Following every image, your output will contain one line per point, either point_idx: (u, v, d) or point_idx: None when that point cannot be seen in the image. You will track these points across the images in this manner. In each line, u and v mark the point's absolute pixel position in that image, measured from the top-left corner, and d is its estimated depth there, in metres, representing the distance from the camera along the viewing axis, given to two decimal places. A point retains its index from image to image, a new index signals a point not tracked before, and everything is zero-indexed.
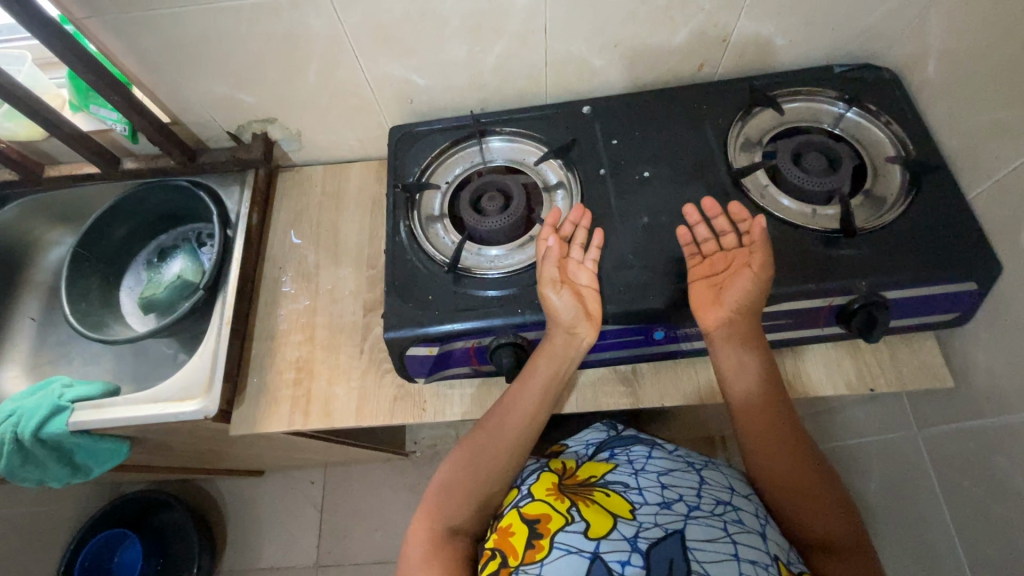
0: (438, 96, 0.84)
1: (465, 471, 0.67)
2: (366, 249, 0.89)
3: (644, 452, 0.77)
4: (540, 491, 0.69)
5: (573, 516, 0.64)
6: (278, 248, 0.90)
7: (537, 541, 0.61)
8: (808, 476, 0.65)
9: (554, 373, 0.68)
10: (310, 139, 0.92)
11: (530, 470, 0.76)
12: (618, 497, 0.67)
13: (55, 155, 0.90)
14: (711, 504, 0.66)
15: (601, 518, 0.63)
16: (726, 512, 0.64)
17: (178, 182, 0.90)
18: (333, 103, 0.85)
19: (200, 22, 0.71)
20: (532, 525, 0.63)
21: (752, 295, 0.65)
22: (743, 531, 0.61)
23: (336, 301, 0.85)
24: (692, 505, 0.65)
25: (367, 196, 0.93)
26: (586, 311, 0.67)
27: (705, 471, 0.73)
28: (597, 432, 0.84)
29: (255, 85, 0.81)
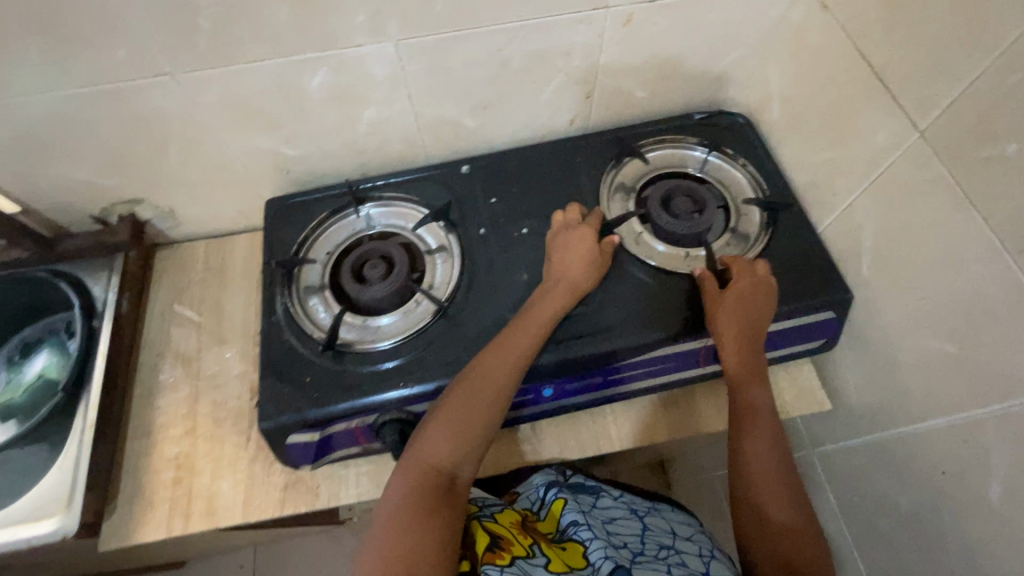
0: (315, 165, 0.82)
1: (469, 416, 0.61)
2: (251, 325, 0.85)
3: (592, 500, 0.84)
4: (502, 519, 0.72)
5: (534, 549, 0.66)
6: (155, 334, 0.85)
7: (497, 551, 0.63)
8: (772, 454, 0.65)
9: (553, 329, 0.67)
10: (186, 215, 0.88)
11: (491, 501, 0.77)
12: (573, 542, 0.71)
13: None
14: (656, 549, 0.73)
15: (558, 559, 0.66)
16: (669, 555, 0.72)
17: (36, 273, 0.83)
18: (204, 180, 0.82)
19: (35, 111, 0.67)
20: (491, 541, 0.65)
21: (751, 294, 0.68)
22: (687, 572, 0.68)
23: (220, 385, 0.80)
24: (638, 551, 0.72)
25: (253, 268, 0.90)
26: (591, 271, 0.71)
27: (647, 519, 0.82)
28: (549, 474, 0.88)
29: (110, 168, 0.77)
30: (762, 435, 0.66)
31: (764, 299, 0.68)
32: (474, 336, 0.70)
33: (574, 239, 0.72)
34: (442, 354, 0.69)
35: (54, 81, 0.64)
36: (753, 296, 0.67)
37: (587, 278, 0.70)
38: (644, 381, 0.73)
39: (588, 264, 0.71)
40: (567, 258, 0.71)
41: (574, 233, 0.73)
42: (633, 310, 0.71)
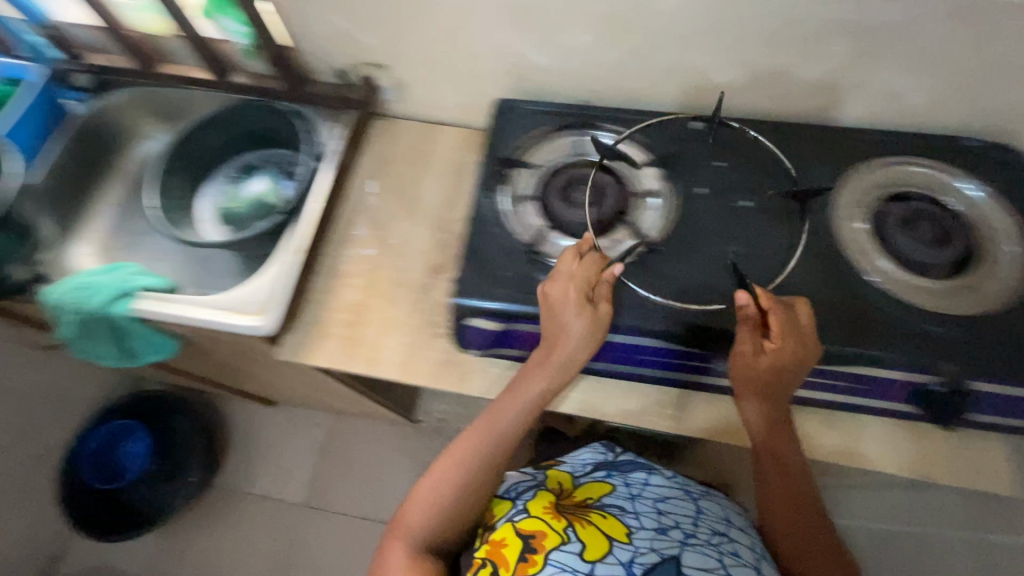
0: (551, 78, 0.83)
1: (439, 501, 0.68)
2: (441, 211, 0.89)
3: (643, 477, 0.81)
4: (535, 510, 0.71)
5: (569, 536, 0.66)
6: (357, 191, 0.91)
7: (532, 555, 0.64)
8: (807, 518, 0.69)
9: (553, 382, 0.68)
10: (412, 93, 0.92)
11: (523, 486, 0.78)
12: (615, 520, 0.70)
13: (171, 55, 0.93)
14: (708, 533, 0.70)
15: (597, 540, 0.66)
16: (722, 542, 0.69)
17: (279, 105, 0.90)
18: (446, 64, 0.85)
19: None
20: (525, 540, 0.66)
21: (783, 363, 0.62)
22: (738, 564, 0.66)
23: (402, 255, 0.86)
24: (689, 534, 0.70)
25: (453, 160, 0.93)
26: (591, 339, 0.64)
27: (702, 500, 0.79)
28: (596, 454, 0.89)
29: (376, 28, 0.82)
30: (789, 502, 0.70)
31: (789, 376, 0.63)
32: (672, 288, 0.69)
33: (563, 294, 0.64)
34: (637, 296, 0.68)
35: None
36: (779, 372, 0.63)
37: (584, 348, 0.65)
38: None
39: (587, 333, 0.64)
40: (562, 321, 0.64)
41: (564, 287, 0.64)
42: (845, 319, 0.66)
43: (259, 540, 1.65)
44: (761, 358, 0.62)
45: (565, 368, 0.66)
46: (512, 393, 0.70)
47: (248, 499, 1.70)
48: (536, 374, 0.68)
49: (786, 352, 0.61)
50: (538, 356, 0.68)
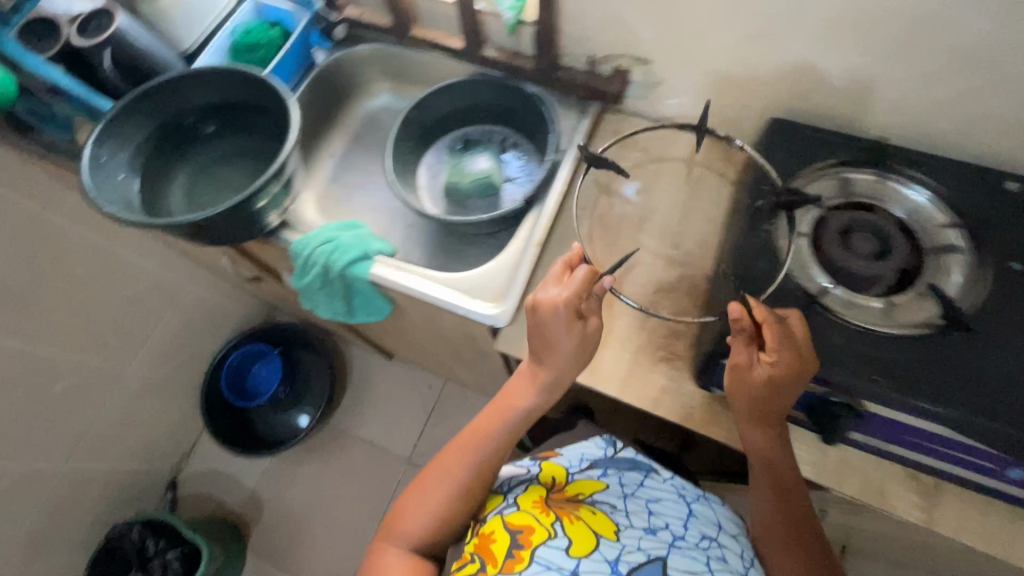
0: (842, 105, 0.75)
1: (432, 506, 0.73)
2: (672, 226, 0.84)
3: (639, 477, 0.80)
4: (524, 503, 0.70)
5: (557, 531, 0.65)
6: (584, 189, 0.88)
7: (517, 551, 0.62)
8: (808, 552, 0.69)
9: (550, 383, 0.72)
10: (662, 95, 0.86)
11: (517, 480, 0.77)
12: (605, 518, 0.69)
13: (425, 18, 0.91)
14: (697, 537, 0.71)
15: (584, 537, 0.65)
16: (710, 547, 0.70)
17: (525, 88, 0.87)
18: (721, 70, 0.78)
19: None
20: (512, 534, 0.65)
21: (778, 381, 0.60)
22: (724, 569, 0.67)
23: (628, 266, 0.82)
24: (678, 536, 0.70)
25: (689, 173, 0.88)
26: (580, 351, 0.69)
27: (695, 504, 0.78)
28: (595, 447, 0.85)
29: (660, 22, 0.76)
30: (785, 530, 0.70)
31: (767, 403, 0.64)
32: (984, 376, 0.59)
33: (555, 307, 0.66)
34: (931, 378, 0.59)
35: None
36: (769, 398, 0.63)
37: (573, 359, 0.70)
38: None
39: (577, 347, 0.69)
40: (552, 335, 0.67)
41: (541, 292, 0.67)
42: None
43: (362, 484, 1.72)
44: (759, 371, 0.62)
45: (551, 378, 0.72)
46: (498, 406, 0.77)
47: (357, 443, 1.77)
48: (523, 394, 0.75)
49: (783, 365, 0.59)
50: (517, 381, 0.77)
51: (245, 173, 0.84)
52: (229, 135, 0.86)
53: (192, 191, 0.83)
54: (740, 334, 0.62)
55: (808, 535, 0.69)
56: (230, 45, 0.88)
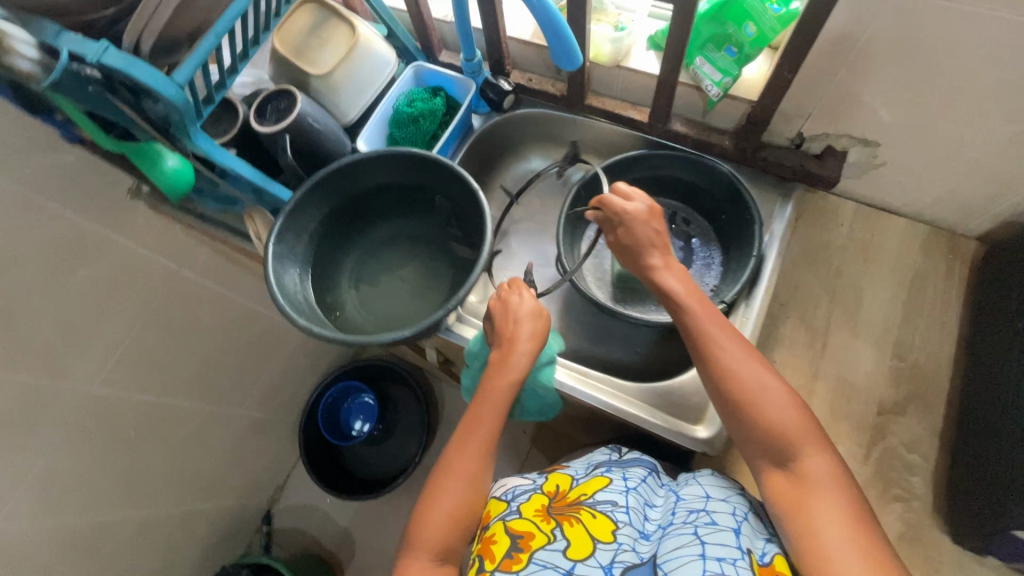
0: None
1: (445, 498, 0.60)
2: (894, 331, 0.73)
3: (641, 472, 0.67)
4: (528, 510, 0.61)
5: (555, 535, 0.57)
6: (784, 282, 0.78)
7: (515, 553, 0.55)
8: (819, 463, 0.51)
9: (535, 335, 0.69)
10: (881, 177, 0.75)
11: (522, 487, 0.65)
12: (603, 518, 0.58)
13: (602, 85, 0.83)
14: (685, 516, 0.59)
15: (580, 539, 0.56)
16: (699, 517, 0.57)
17: (719, 168, 0.77)
18: (977, 162, 0.66)
19: (994, 37, 0.53)
20: (511, 538, 0.57)
21: (647, 230, 0.66)
22: (716, 531, 0.55)
23: (846, 378, 0.72)
24: (669, 522, 0.59)
25: (908, 265, 0.76)
26: (538, 315, 0.70)
27: (685, 489, 0.65)
28: (600, 453, 0.72)
29: (912, 110, 0.64)
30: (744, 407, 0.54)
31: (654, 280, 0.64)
32: None
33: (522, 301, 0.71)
34: None
35: None
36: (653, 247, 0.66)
37: (534, 323, 0.69)
38: None
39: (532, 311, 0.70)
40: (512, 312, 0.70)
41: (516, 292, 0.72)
42: None
43: None
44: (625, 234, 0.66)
45: (500, 324, 0.71)
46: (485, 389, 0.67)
47: None
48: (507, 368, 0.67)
49: (632, 219, 0.66)
50: (498, 355, 0.68)
51: (413, 261, 0.80)
52: (392, 218, 0.81)
53: (357, 279, 0.79)
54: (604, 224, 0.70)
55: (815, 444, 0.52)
56: (393, 115, 0.83)
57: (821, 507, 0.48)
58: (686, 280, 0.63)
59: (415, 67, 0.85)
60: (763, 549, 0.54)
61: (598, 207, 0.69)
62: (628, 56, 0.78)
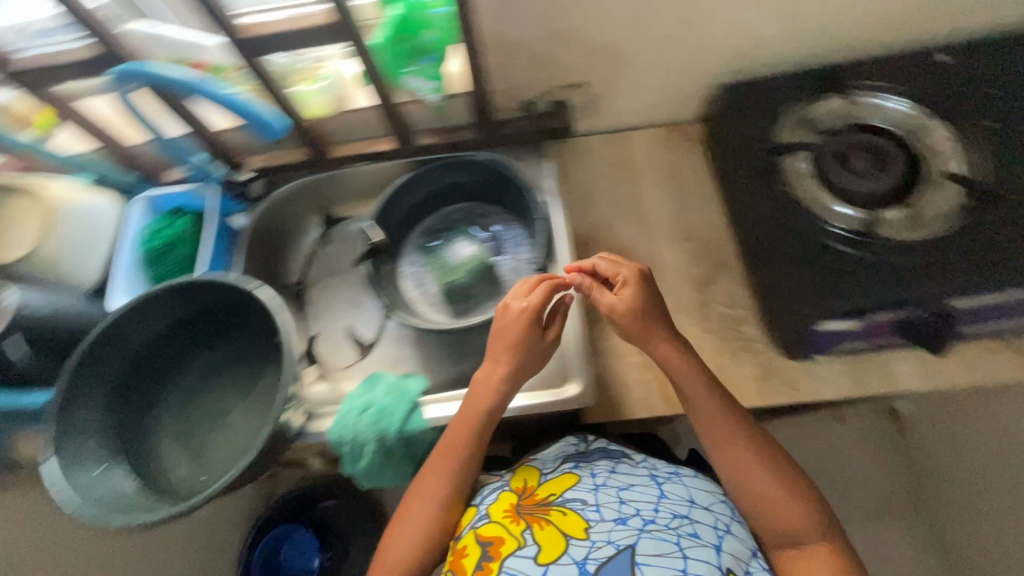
0: (773, 51, 0.77)
1: (418, 522, 0.63)
2: (677, 221, 0.83)
3: (611, 464, 0.65)
4: (496, 513, 0.61)
5: (526, 539, 0.58)
6: (580, 224, 0.84)
7: (486, 564, 0.57)
8: (805, 520, 0.58)
9: (511, 378, 0.66)
10: (605, 106, 0.85)
11: (489, 488, 0.66)
12: (575, 515, 0.59)
13: (340, 133, 0.83)
14: (666, 516, 0.58)
15: (554, 541, 0.57)
16: (682, 524, 0.58)
17: (476, 158, 0.83)
18: (656, 63, 0.78)
19: None
20: (483, 547, 0.58)
21: (636, 303, 0.64)
22: (696, 546, 0.55)
23: (662, 277, 0.80)
24: (648, 519, 0.58)
25: (661, 165, 0.87)
26: (538, 357, 0.67)
27: (667, 483, 0.63)
28: (566, 445, 0.69)
29: (590, 43, 0.73)
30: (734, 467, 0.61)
31: (642, 342, 0.65)
32: None
33: (518, 336, 0.65)
34: (986, 256, 0.62)
35: None
36: (652, 304, 0.65)
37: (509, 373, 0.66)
38: None
39: (516, 371, 0.66)
40: (501, 355, 0.66)
41: (514, 298, 0.66)
42: None
43: None
44: (602, 297, 0.66)
45: (490, 338, 0.67)
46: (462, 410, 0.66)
47: None
48: (484, 392, 0.66)
49: (632, 285, 0.65)
50: (479, 382, 0.66)
51: (237, 386, 0.73)
52: (194, 353, 0.73)
53: (184, 437, 0.70)
54: (565, 286, 0.68)
55: (805, 496, 0.60)
56: (140, 255, 0.75)
57: (818, 569, 0.56)
58: (687, 358, 0.64)
59: (143, 199, 0.78)
60: (752, 564, 0.57)
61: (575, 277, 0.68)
62: (350, 98, 0.78)
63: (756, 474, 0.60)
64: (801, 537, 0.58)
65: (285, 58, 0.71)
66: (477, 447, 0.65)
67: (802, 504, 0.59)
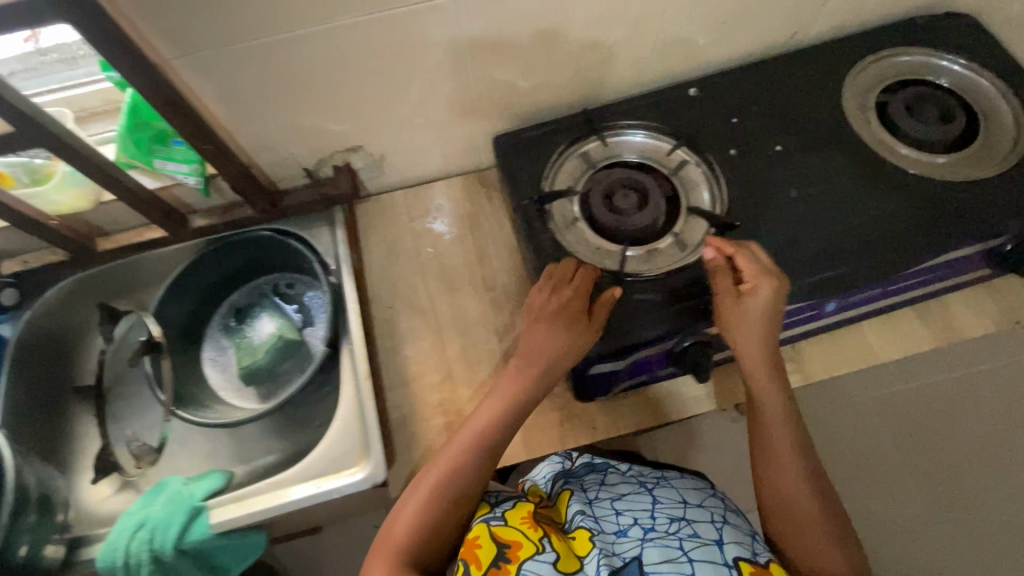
0: (538, 99, 0.79)
1: (427, 512, 0.61)
2: (479, 271, 0.83)
3: (598, 477, 0.71)
4: (512, 517, 0.61)
5: (543, 546, 0.58)
6: (381, 286, 0.82)
7: (504, 564, 0.56)
8: (819, 522, 0.62)
9: (548, 369, 0.65)
10: (393, 164, 0.84)
11: (504, 495, 0.67)
12: (582, 532, 0.61)
13: (105, 224, 0.77)
14: (666, 523, 0.62)
15: (568, 555, 0.58)
16: (681, 528, 0.61)
17: (258, 233, 0.79)
18: (427, 122, 0.78)
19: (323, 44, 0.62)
20: (500, 547, 0.58)
21: (767, 295, 0.62)
22: (701, 546, 0.58)
23: (464, 331, 0.79)
24: (647, 528, 0.61)
25: (461, 215, 0.87)
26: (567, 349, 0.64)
27: (658, 489, 0.68)
28: (551, 463, 0.73)
29: (348, 112, 0.72)
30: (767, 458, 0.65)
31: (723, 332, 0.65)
32: None
33: (557, 322, 0.64)
34: (724, 289, 0.66)
35: (338, 10, 0.59)
36: (768, 313, 0.63)
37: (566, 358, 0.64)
38: (888, 300, 0.74)
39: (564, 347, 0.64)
40: (551, 336, 0.64)
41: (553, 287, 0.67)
42: (899, 234, 0.68)
43: None
44: (750, 292, 0.63)
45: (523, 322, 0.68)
46: (484, 407, 0.66)
47: None
48: (526, 376, 0.66)
49: (763, 289, 0.62)
50: (522, 361, 0.66)
51: None
52: None
53: None
54: (720, 268, 0.65)
55: (822, 494, 0.64)
56: None
57: (824, 553, 0.61)
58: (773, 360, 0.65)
59: None
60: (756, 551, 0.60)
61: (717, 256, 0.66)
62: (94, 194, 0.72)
63: (778, 466, 0.64)
64: (815, 540, 0.62)
65: (10, 160, 0.69)
66: (504, 439, 0.65)
67: (820, 504, 0.63)
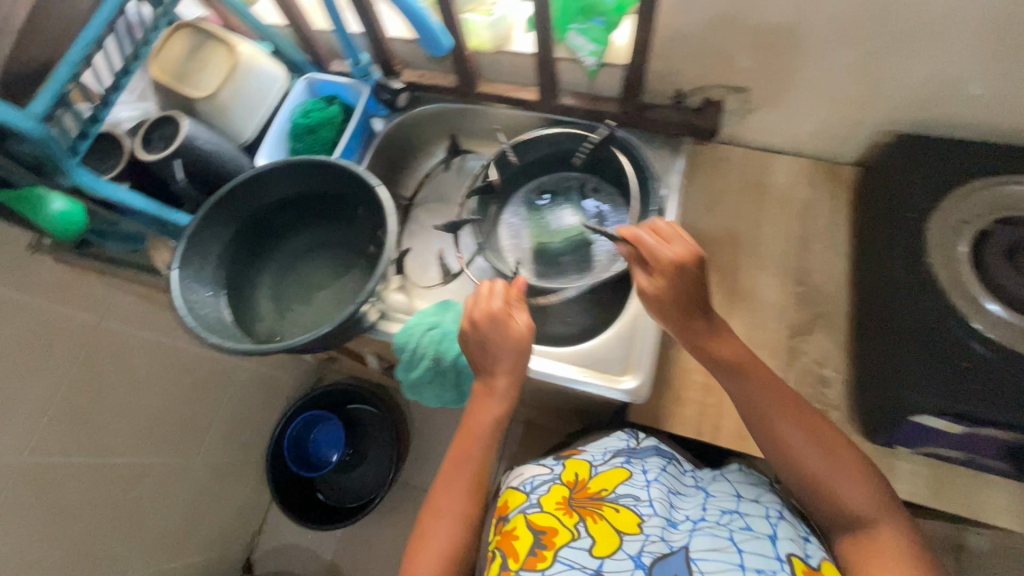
0: (967, 114, 0.69)
1: (450, 515, 0.64)
2: (793, 260, 0.78)
3: (660, 460, 0.68)
4: (548, 504, 0.63)
5: (580, 532, 0.60)
6: (689, 230, 0.82)
7: (541, 551, 0.58)
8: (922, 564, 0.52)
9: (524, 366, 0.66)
10: (758, 119, 0.81)
11: (540, 479, 0.67)
12: (628, 511, 0.60)
13: (495, 71, 0.87)
14: (717, 515, 0.61)
15: (607, 535, 0.59)
16: (733, 520, 0.60)
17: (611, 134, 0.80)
18: (833, 91, 0.73)
19: None
20: (535, 535, 0.60)
21: (671, 292, 0.60)
22: (752, 539, 0.56)
23: (756, 310, 0.76)
24: (699, 519, 0.61)
25: (795, 198, 0.82)
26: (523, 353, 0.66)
27: (715, 485, 0.66)
28: (618, 440, 0.72)
29: (772, 50, 0.70)
30: (824, 492, 0.57)
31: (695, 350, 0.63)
32: None
33: (497, 337, 0.65)
34: None
35: None
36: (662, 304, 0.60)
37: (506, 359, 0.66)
38: None
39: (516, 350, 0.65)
40: (496, 349, 0.66)
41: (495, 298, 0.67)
42: None
43: None
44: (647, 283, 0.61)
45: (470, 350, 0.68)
46: (468, 428, 0.68)
47: None
48: (484, 405, 0.67)
49: (672, 274, 0.59)
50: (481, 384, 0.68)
51: (330, 266, 0.81)
52: (302, 229, 0.81)
53: (278, 294, 0.79)
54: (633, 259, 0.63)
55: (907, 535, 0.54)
56: (290, 128, 0.83)
57: None
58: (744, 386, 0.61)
59: (307, 79, 0.86)
60: (808, 549, 0.57)
61: (631, 245, 0.63)
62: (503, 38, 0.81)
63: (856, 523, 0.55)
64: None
65: None
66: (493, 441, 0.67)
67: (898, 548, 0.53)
